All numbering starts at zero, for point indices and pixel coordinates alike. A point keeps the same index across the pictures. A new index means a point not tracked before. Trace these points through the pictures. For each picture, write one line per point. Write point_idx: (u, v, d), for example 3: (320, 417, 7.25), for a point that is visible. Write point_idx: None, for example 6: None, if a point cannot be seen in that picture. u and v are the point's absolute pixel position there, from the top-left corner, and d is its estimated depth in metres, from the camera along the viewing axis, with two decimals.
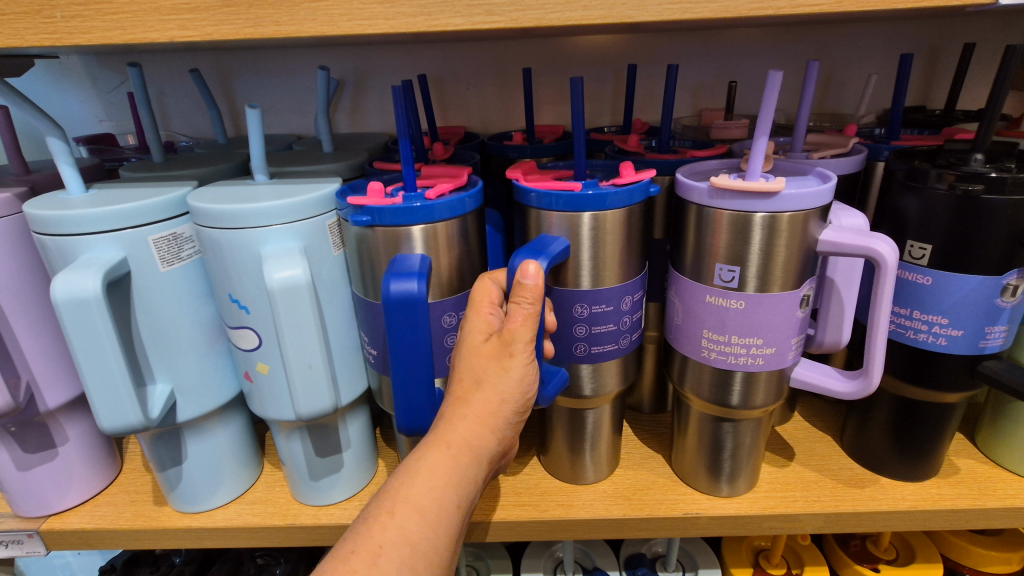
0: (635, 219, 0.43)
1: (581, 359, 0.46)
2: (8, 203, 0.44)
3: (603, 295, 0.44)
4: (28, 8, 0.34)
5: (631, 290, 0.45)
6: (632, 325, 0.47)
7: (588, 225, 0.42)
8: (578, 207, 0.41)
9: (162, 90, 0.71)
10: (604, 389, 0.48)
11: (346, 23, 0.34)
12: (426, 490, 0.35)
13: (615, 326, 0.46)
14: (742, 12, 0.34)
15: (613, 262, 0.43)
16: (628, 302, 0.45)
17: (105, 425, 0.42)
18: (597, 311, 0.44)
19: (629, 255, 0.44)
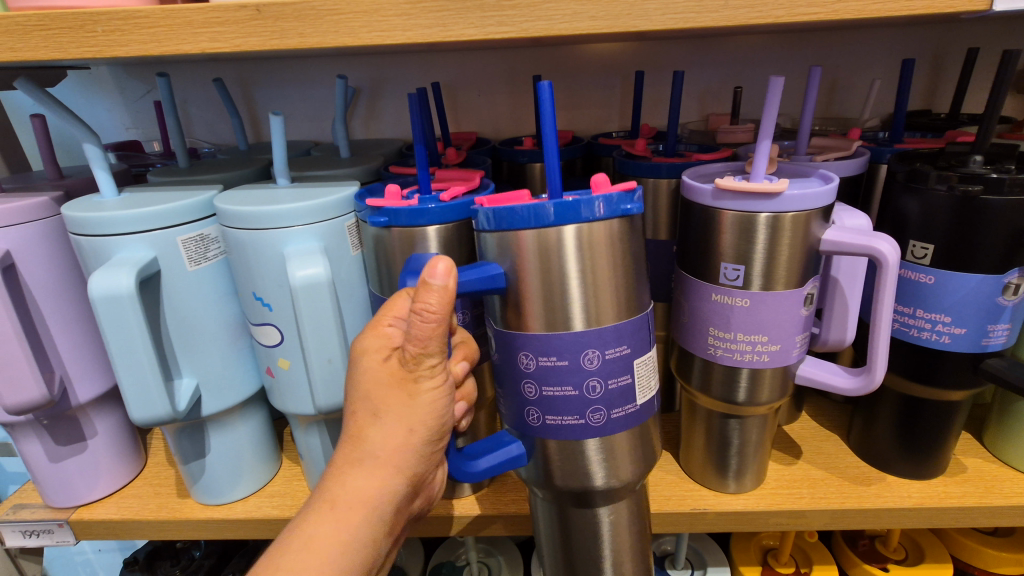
0: (602, 251, 0.36)
1: (539, 431, 0.40)
2: (46, 206, 0.46)
3: (554, 348, 0.37)
4: (71, 24, 0.36)
5: (592, 343, 0.37)
6: (604, 393, 0.38)
7: (552, 250, 0.35)
8: (542, 222, 0.34)
9: (186, 99, 0.74)
10: (583, 471, 0.40)
11: (366, 34, 0.37)
12: (302, 552, 0.35)
13: (576, 392, 0.38)
14: (743, 20, 0.36)
15: (574, 306, 0.36)
16: (588, 359, 0.37)
17: (136, 417, 0.44)
18: (544, 364, 0.38)
19: (599, 296, 0.36)
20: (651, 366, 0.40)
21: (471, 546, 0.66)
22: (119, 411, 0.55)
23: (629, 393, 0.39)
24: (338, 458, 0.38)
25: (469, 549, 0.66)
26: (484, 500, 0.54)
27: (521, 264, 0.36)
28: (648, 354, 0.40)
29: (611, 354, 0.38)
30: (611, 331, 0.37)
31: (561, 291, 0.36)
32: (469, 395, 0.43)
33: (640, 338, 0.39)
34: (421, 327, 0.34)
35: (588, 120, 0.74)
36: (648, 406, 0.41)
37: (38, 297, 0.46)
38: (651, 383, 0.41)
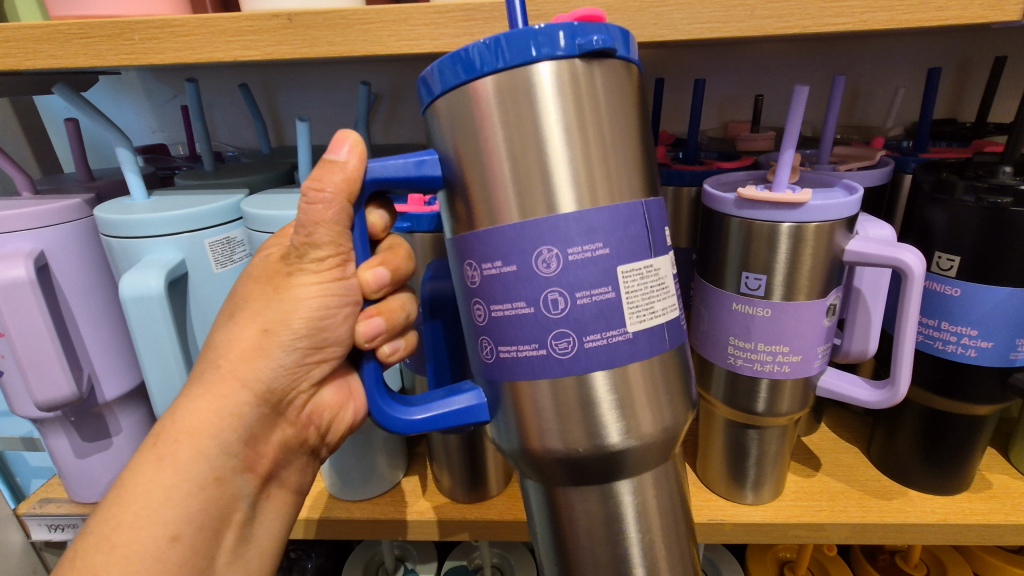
0: (567, 96, 0.28)
1: (496, 371, 0.32)
2: (79, 207, 0.48)
3: (500, 253, 0.29)
4: (110, 32, 0.38)
5: (547, 239, 0.28)
6: (572, 312, 0.29)
7: (517, 100, 0.28)
8: (503, 62, 0.27)
9: (211, 104, 0.76)
10: (566, 427, 0.30)
11: (394, 43, 0.37)
12: (156, 465, 0.37)
13: (534, 309, 0.29)
14: (769, 30, 0.36)
15: (539, 182, 0.28)
16: (542, 262, 0.29)
17: (161, 415, 0.45)
18: (488, 274, 0.30)
19: (578, 166, 0.28)
20: (655, 284, 0.30)
21: (485, 551, 0.66)
22: (143, 409, 0.56)
23: (620, 314, 0.29)
24: (189, 392, 0.39)
25: (484, 553, 0.66)
26: (499, 504, 0.55)
27: (475, 131, 0.29)
28: (648, 264, 0.30)
29: (577, 255, 0.28)
30: (579, 223, 0.28)
31: (524, 164, 0.28)
32: (392, 313, 0.40)
33: (629, 242, 0.29)
34: (311, 212, 0.34)
35: None
36: (653, 335, 0.31)
37: (69, 295, 0.47)
38: (662, 309, 0.31)
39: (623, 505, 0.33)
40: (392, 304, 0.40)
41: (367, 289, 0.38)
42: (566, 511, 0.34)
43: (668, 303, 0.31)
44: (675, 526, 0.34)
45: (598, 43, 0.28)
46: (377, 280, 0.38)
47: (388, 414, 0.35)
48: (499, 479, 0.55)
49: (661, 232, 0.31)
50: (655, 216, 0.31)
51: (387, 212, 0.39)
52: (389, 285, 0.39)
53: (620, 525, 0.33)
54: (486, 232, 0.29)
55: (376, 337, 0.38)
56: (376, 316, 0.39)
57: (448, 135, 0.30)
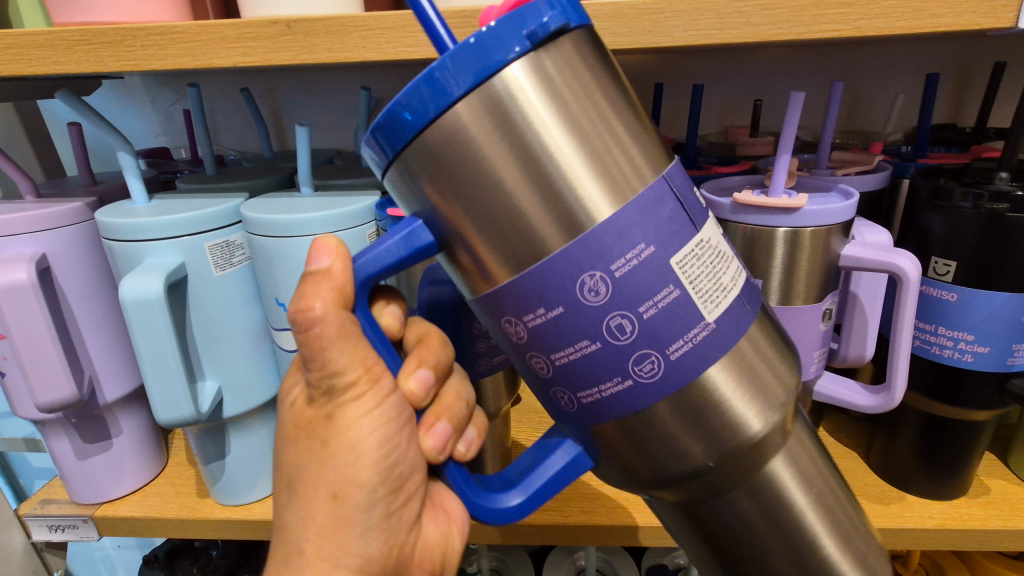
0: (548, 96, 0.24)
1: (582, 417, 0.29)
2: (80, 211, 0.48)
3: (542, 300, 0.26)
4: (112, 39, 0.38)
5: (586, 262, 0.25)
6: (642, 330, 0.26)
7: (499, 123, 0.24)
8: (464, 85, 0.24)
9: (214, 108, 0.76)
10: (675, 446, 0.29)
11: (392, 49, 0.38)
12: None
13: (600, 343, 0.26)
14: (765, 36, 0.36)
15: (559, 204, 0.25)
16: (588, 288, 0.25)
17: (161, 417, 0.45)
18: (536, 323, 0.27)
19: (591, 174, 0.25)
20: (709, 266, 0.27)
21: (483, 554, 0.66)
22: (143, 411, 0.56)
23: (692, 308, 0.26)
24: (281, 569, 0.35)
25: (482, 556, 0.67)
26: None
27: (463, 175, 0.25)
28: (697, 241, 0.27)
29: (623, 267, 0.25)
30: (612, 231, 0.25)
31: (535, 195, 0.25)
32: (449, 411, 0.37)
33: (670, 227, 0.26)
34: (312, 338, 0.31)
35: None
36: (732, 318, 0.28)
37: (70, 299, 0.48)
38: (728, 280, 0.28)
39: (773, 492, 0.31)
40: (446, 397, 0.37)
41: (416, 400, 0.35)
42: (717, 522, 0.32)
43: (730, 280, 0.28)
44: (828, 486, 0.33)
45: (555, 23, 0.24)
46: (424, 383, 0.35)
47: (490, 509, 0.33)
48: None
49: (692, 196, 0.28)
50: (681, 185, 0.27)
51: (396, 307, 0.37)
52: (435, 384, 0.36)
53: (779, 508, 0.32)
54: (517, 279, 0.26)
55: (446, 442, 0.36)
56: (438, 422, 0.36)
57: (429, 183, 0.26)
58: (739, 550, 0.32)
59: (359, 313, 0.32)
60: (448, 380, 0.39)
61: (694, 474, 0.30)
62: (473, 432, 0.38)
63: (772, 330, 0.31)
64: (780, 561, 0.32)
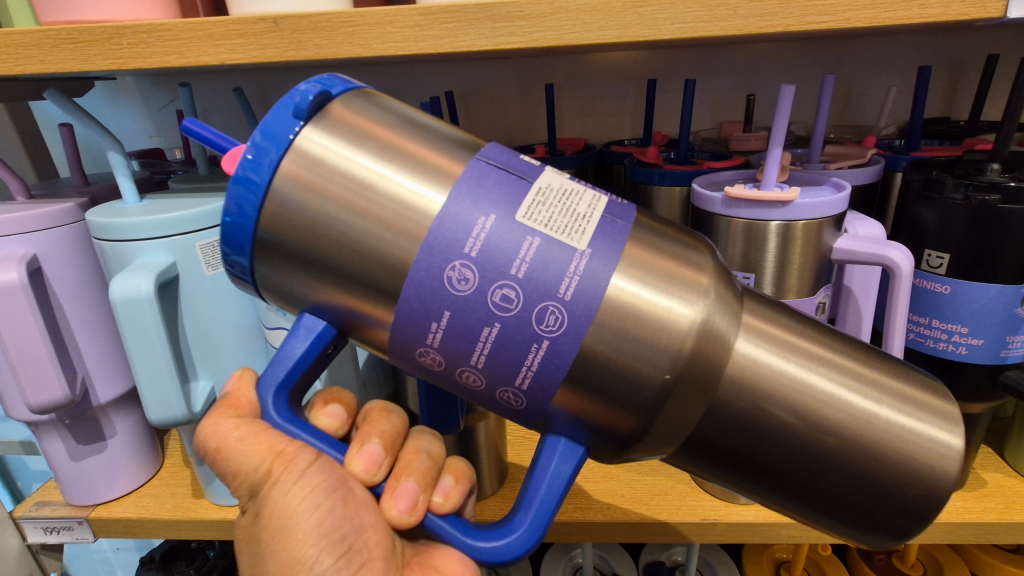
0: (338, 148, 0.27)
1: (540, 405, 0.29)
2: (71, 211, 0.48)
3: (430, 309, 0.27)
4: (99, 37, 0.38)
5: (441, 256, 0.27)
6: (526, 291, 0.27)
7: (317, 172, 0.27)
8: (270, 160, 0.27)
9: (207, 108, 0.76)
10: (625, 382, 0.28)
11: (380, 45, 0.37)
12: None
13: (499, 323, 0.27)
14: (752, 29, 0.36)
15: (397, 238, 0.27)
16: (456, 280, 0.27)
17: (153, 417, 0.45)
18: (441, 330, 0.28)
19: (420, 196, 0.27)
20: (561, 206, 0.28)
21: None
22: (137, 411, 0.56)
23: (560, 247, 0.27)
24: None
25: None
26: (494, 505, 0.54)
27: (317, 243, 0.28)
28: (535, 193, 0.28)
29: (476, 245, 0.27)
30: (449, 221, 0.27)
31: (383, 221, 0.27)
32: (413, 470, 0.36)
33: (503, 191, 0.28)
34: (225, 442, 0.33)
35: (602, 128, 0.75)
36: (605, 230, 0.28)
37: (62, 299, 0.48)
38: (587, 207, 0.29)
39: (766, 380, 0.30)
40: (405, 461, 0.36)
41: (368, 477, 0.34)
42: (735, 437, 0.31)
43: (589, 211, 0.28)
44: (812, 343, 0.31)
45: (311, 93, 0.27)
46: (374, 458, 0.35)
47: (493, 548, 0.31)
48: (493, 481, 0.55)
49: (515, 158, 0.30)
50: (499, 154, 0.29)
51: (331, 407, 0.37)
52: (387, 457, 0.36)
53: (783, 410, 0.30)
54: (404, 297, 0.27)
55: (418, 502, 0.34)
56: (405, 481, 0.35)
57: (292, 261, 0.28)
58: (783, 458, 0.31)
59: (272, 416, 0.33)
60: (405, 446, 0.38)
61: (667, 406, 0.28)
62: (454, 484, 0.37)
63: (657, 227, 0.30)
64: (832, 450, 0.30)
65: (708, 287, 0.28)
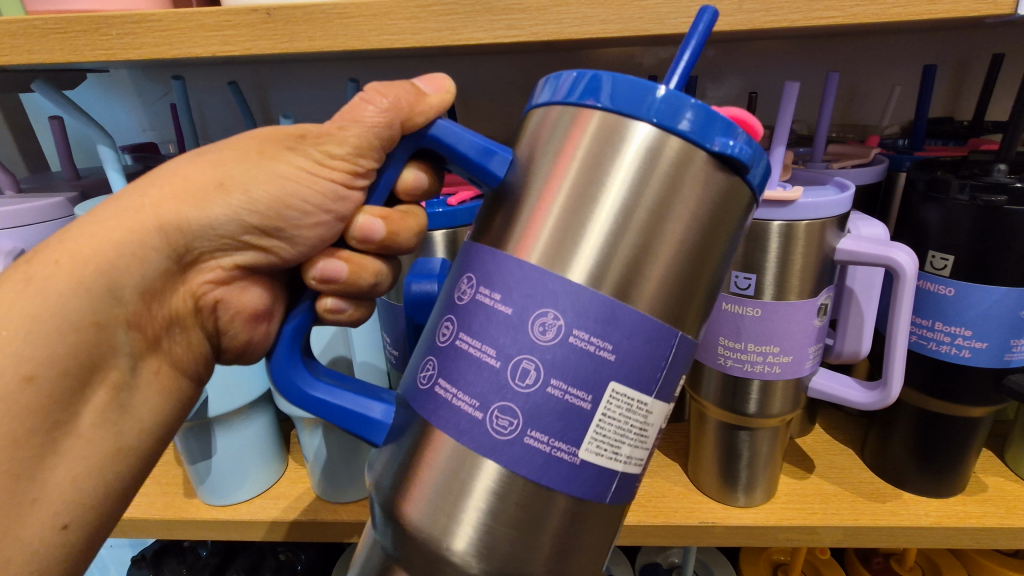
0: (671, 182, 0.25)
1: (421, 402, 0.28)
2: (60, 205, 0.47)
3: (507, 285, 0.26)
4: (86, 27, 0.37)
5: (558, 301, 0.25)
6: (539, 393, 0.25)
7: (615, 151, 0.25)
8: (633, 115, 0.25)
9: (201, 101, 0.75)
10: (443, 516, 0.26)
11: (375, 37, 0.37)
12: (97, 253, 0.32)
13: (501, 364, 0.25)
14: (757, 24, 0.35)
15: (570, 234, 0.25)
16: (546, 327, 0.25)
17: None
18: (477, 295, 0.26)
19: (650, 246, 0.25)
20: (620, 423, 0.26)
21: None
22: None
23: (587, 421, 0.25)
24: (87, 214, 0.33)
25: None
26: None
27: (555, 155, 0.26)
28: (643, 401, 0.26)
29: (581, 340, 0.25)
30: (595, 301, 0.25)
31: (598, 213, 0.25)
32: (362, 275, 0.33)
33: (643, 355, 0.26)
34: (355, 107, 0.29)
35: None
36: (601, 476, 0.27)
37: None
38: (626, 456, 0.27)
39: None
40: (368, 264, 0.33)
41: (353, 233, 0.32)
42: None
43: (629, 454, 0.27)
44: None
45: (721, 150, 0.25)
46: (370, 233, 0.32)
47: (289, 378, 0.30)
48: None
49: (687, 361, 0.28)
50: (685, 354, 0.27)
51: (428, 180, 0.33)
52: (376, 244, 0.33)
53: None
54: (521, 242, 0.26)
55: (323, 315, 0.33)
56: (342, 264, 0.32)
57: (534, 142, 0.27)
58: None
59: (400, 145, 0.30)
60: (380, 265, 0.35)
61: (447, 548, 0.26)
62: (352, 314, 0.34)
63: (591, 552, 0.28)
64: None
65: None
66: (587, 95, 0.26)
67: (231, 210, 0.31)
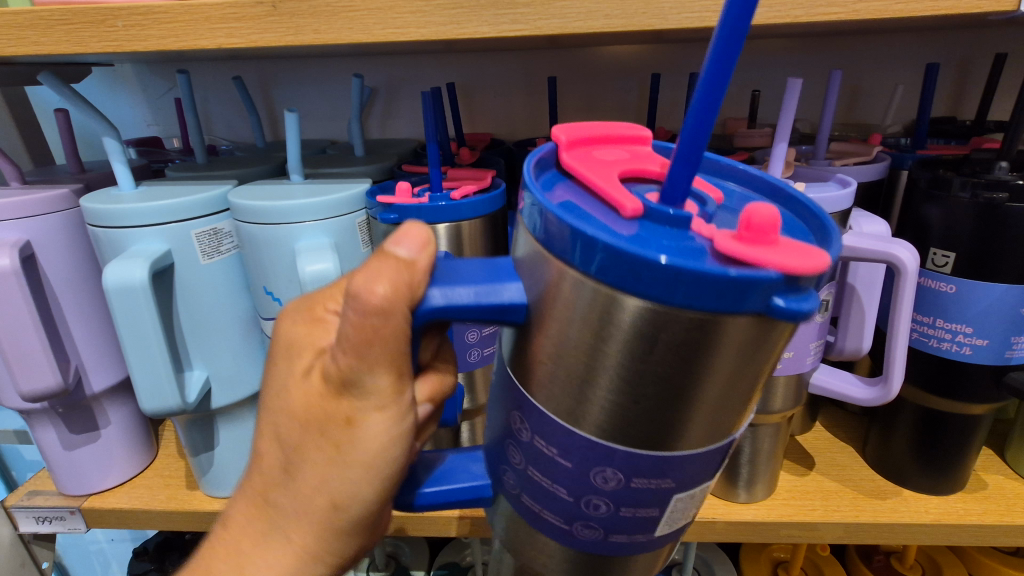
0: (692, 350, 0.19)
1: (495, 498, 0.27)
2: (65, 198, 0.47)
3: (561, 443, 0.23)
4: (93, 19, 0.37)
5: (614, 459, 0.22)
6: (608, 521, 0.24)
7: (611, 321, 0.20)
8: (622, 281, 0.19)
9: (206, 97, 0.76)
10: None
11: (380, 31, 0.37)
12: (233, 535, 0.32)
13: (570, 502, 0.24)
14: (761, 20, 0.35)
15: (581, 401, 0.22)
16: (604, 476, 0.22)
17: (146, 408, 0.45)
18: (535, 435, 0.23)
19: (678, 406, 0.21)
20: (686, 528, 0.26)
21: (476, 547, 0.66)
22: (131, 401, 0.56)
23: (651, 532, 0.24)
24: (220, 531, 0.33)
25: (475, 549, 0.66)
26: None
27: (543, 310, 0.22)
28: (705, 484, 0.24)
29: (641, 483, 0.22)
30: (642, 460, 0.22)
31: (603, 388, 0.21)
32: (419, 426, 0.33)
33: (696, 466, 0.23)
34: (359, 304, 0.24)
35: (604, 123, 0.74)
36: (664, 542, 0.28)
37: (55, 286, 0.47)
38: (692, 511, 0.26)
39: None
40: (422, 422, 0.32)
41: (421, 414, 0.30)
42: None
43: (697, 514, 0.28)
44: None
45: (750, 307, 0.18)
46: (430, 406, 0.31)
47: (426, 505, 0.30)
48: None
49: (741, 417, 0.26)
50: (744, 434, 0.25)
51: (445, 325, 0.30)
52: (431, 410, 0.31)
53: None
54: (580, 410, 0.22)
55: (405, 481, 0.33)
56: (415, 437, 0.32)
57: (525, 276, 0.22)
58: None
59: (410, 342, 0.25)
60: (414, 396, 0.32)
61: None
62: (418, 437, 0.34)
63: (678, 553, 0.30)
64: None
65: None
66: (560, 244, 0.20)
67: (318, 499, 0.29)
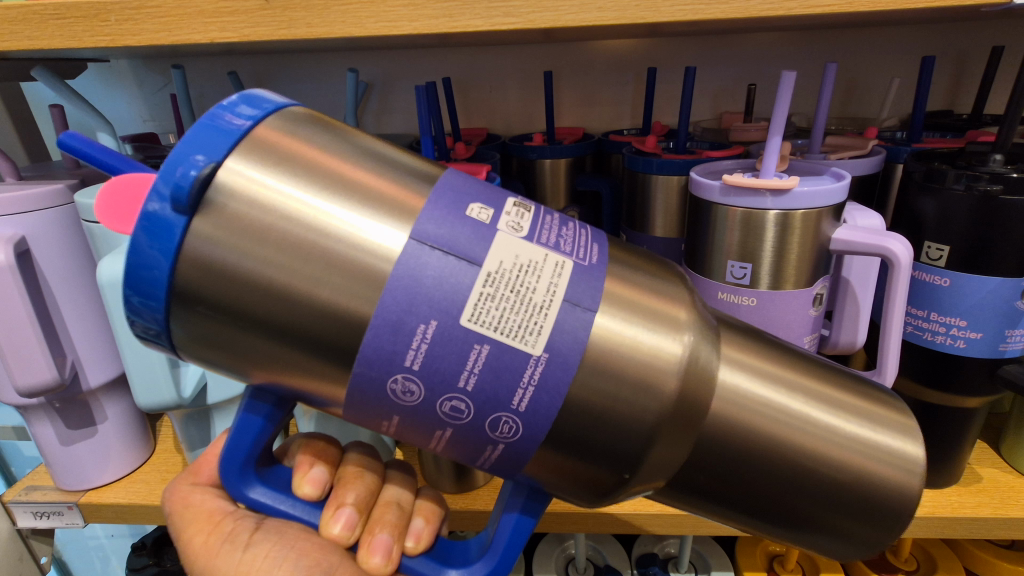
0: (237, 216, 0.23)
1: (509, 467, 0.28)
2: (60, 193, 0.47)
3: (359, 380, 0.25)
4: (85, 13, 0.37)
5: (394, 365, 0.24)
6: (476, 407, 0.25)
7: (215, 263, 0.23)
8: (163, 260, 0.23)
9: (202, 92, 0.75)
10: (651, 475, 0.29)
11: (373, 24, 0.37)
12: None
13: (450, 427, 0.26)
14: (754, 12, 0.35)
15: (305, 350, 0.25)
16: (401, 392, 0.25)
17: (142, 402, 0.46)
18: (409, 408, 0.26)
19: (334, 241, 0.24)
20: (514, 294, 0.24)
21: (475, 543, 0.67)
22: (127, 396, 0.56)
23: (513, 353, 0.24)
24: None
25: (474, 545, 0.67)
26: (486, 496, 0.53)
27: (224, 326, 0.25)
28: (488, 277, 0.24)
29: (416, 358, 0.24)
30: (384, 330, 0.24)
31: (279, 300, 0.24)
32: (383, 526, 0.38)
33: (444, 290, 0.24)
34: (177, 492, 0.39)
35: (600, 118, 0.74)
36: (585, 273, 0.26)
37: (51, 283, 0.47)
38: (545, 292, 0.25)
39: (758, 417, 0.29)
40: (376, 521, 0.38)
41: (342, 539, 0.36)
42: (750, 473, 0.30)
43: (539, 257, 0.25)
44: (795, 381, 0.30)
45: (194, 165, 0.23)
46: (350, 519, 0.37)
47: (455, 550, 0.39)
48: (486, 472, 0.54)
49: (485, 188, 0.27)
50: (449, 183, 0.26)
51: (343, 508, 0.37)
52: (361, 517, 0.38)
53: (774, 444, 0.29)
54: (349, 389, 0.26)
55: (389, 552, 0.37)
56: (378, 535, 0.37)
57: (201, 344, 0.26)
58: (768, 481, 0.30)
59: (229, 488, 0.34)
60: (346, 459, 0.41)
61: (792, 442, 0.29)
62: (413, 541, 0.38)
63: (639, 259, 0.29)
64: (771, 493, 0.30)
65: (685, 321, 0.27)
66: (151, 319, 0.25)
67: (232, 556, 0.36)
